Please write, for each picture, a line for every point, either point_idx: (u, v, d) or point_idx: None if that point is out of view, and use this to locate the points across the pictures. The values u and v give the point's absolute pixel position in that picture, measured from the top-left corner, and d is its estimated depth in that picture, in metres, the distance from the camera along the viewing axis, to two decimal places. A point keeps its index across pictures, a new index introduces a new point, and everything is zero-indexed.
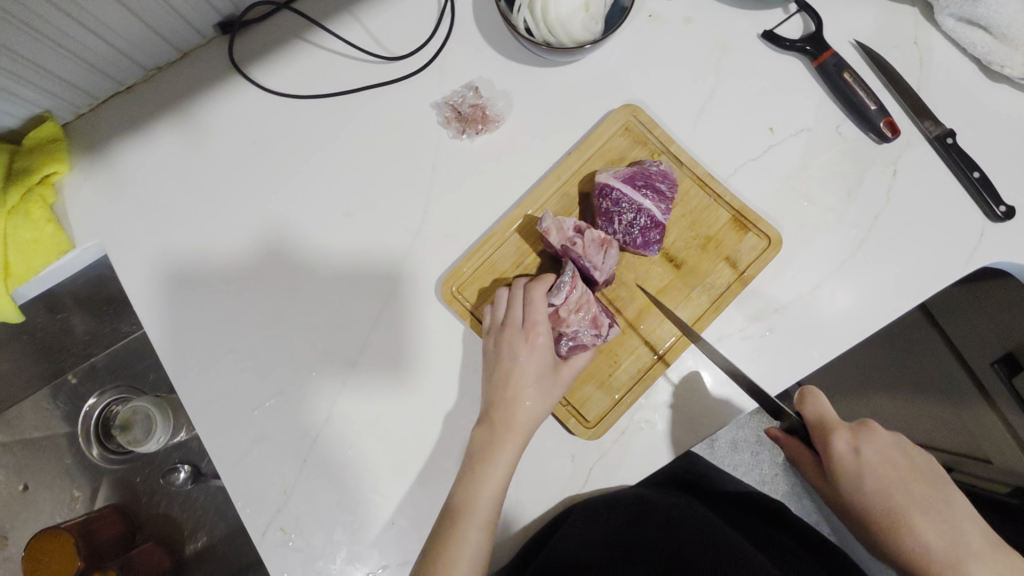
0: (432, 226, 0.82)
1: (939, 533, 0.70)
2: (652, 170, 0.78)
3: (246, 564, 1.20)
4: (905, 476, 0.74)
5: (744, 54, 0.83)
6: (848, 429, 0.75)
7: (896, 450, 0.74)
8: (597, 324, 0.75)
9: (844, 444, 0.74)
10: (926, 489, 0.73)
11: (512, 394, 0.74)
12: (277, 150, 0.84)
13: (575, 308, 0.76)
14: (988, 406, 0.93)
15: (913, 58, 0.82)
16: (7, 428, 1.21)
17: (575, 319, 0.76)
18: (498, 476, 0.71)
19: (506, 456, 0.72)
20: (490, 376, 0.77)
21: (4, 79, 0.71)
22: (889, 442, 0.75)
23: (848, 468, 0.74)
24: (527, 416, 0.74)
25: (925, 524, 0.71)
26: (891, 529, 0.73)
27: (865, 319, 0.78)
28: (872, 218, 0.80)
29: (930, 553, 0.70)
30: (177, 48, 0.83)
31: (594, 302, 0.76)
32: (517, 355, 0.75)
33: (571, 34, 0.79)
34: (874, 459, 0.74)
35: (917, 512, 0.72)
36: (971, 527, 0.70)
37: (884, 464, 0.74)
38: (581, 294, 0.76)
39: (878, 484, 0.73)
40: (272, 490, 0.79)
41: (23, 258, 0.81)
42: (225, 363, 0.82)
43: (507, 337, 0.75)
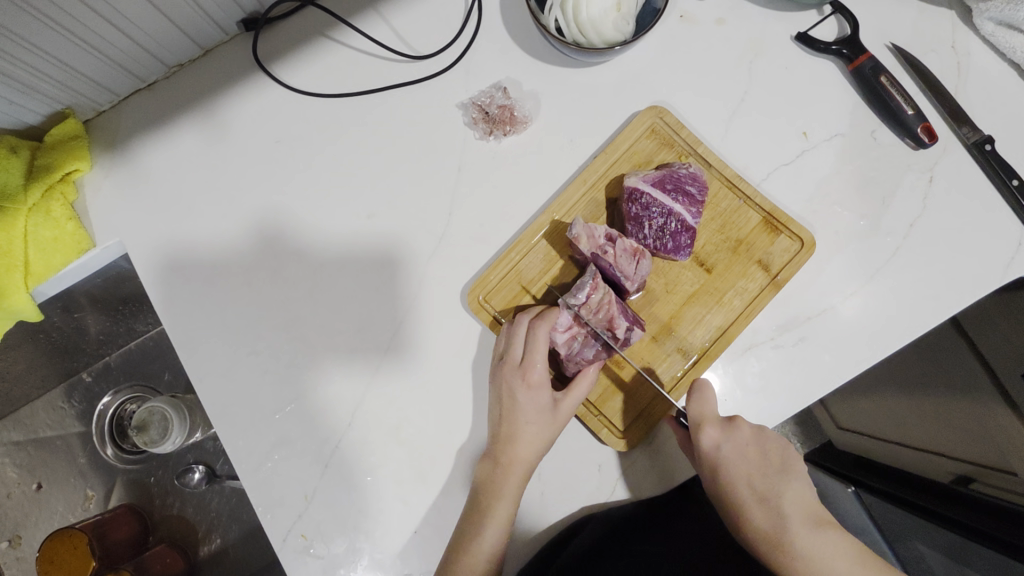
0: (458, 228, 0.81)
1: (771, 519, 0.69)
2: (682, 172, 0.76)
3: (269, 562, 1.18)
4: (754, 467, 0.71)
5: (778, 56, 0.81)
6: (712, 423, 0.70)
7: (752, 444, 0.71)
8: (613, 324, 0.74)
9: (708, 442, 0.70)
10: (769, 477, 0.71)
11: (509, 431, 0.73)
12: (300, 148, 0.83)
13: (594, 308, 0.75)
14: (1008, 411, 0.89)
15: (950, 62, 0.80)
16: (20, 427, 1.20)
17: (592, 320, 0.75)
18: (503, 512, 0.71)
19: (507, 492, 0.72)
20: (492, 411, 0.75)
21: (26, 73, 0.70)
22: (748, 435, 0.72)
23: (708, 463, 0.70)
24: (529, 450, 0.73)
25: (759, 509, 0.70)
26: (734, 514, 0.71)
27: (901, 328, 0.76)
28: (907, 226, 0.78)
29: (760, 536, 0.69)
30: (200, 45, 0.82)
31: (615, 302, 0.74)
32: (516, 394, 0.73)
33: (601, 35, 0.77)
34: (731, 455, 0.70)
35: (753, 498, 0.71)
36: (801, 515, 0.69)
37: (738, 457, 0.70)
38: (603, 296, 0.75)
39: (724, 476, 0.70)
40: (292, 495, 0.77)
41: (43, 256, 0.79)
42: (247, 366, 0.80)
43: (505, 374, 0.74)
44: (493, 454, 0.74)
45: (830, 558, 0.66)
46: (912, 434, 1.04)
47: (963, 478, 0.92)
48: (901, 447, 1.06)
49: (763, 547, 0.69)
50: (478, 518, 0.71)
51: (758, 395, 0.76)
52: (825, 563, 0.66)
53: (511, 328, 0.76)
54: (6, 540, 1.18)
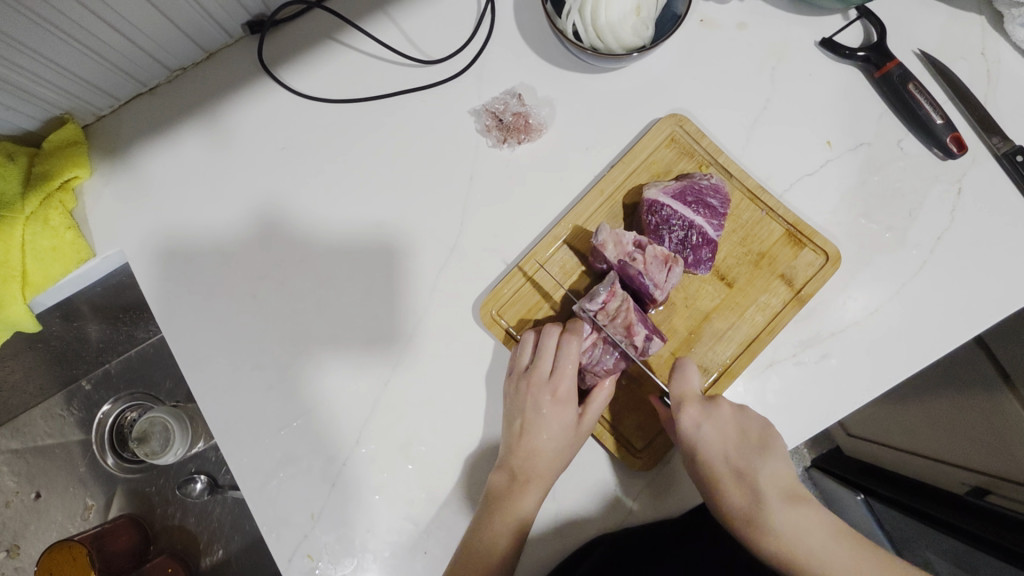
0: (470, 239, 0.79)
1: (747, 497, 0.65)
2: (703, 183, 0.74)
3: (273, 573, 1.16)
4: (733, 444, 0.67)
5: (801, 62, 0.79)
6: (694, 401, 0.68)
7: (732, 421, 0.69)
8: (630, 332, 0.71)
9: (686, 418, 0.68)
10: (749, 455, 0.67)
11: (530, 445, 0.71)
12: (306, 155, 0.81)
13: (611, 315, 0.72)
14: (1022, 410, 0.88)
15: (980, 69, 0.78)
16: (19, 435, 1.18)
17: (609, 327, 0.72)
18: (516, 525, 0.69)
19: (523, 505, 0.69)
20: (510, 423, 0.73)
21: (22, 78, 0.67)
22: (728, 414, 0.69)
23: (686, 441, 0.68)
24: (549, 464, 0.71)
25: (734, 487, 0.66)
26: (709, 493, 0.67)
27: (928, 345, 0.74)
28: (935, 239, 0.75)
29: (736, 515, 0.66)
30: (203, 48, 0.79)
31: (632, 309, 0.72)
32: (541, 408, 0.72)
33: (620, 40, 0.75)
34: (709, 432, 0.67)
35: (730, 476, 0.67)
36: (778, 492, 0.65)
37: (715, 434, 0.67)
38: (621, 303, 0.72)
39: (701, 454, 0.67)
40: (298, 514, 0.75)
41: (41, 266, 0.77)
42: (251, 380, 0.78)
43: (533, 387, 0.72)
44: (509, 465, 0.71)
45: (807, 535, 0.62)
46: (923, 446, 1.04)
47: (978, 489, 0.93)
48: (908, 456, 1.07)
49: (739, 525, 0.65)
50: (489, 536, 0.68)
51: (778, 413, 0.74)
52: (803, 538, 0.63)
53: (537, 340, 0.74)
54: (4, 550, 1.16)
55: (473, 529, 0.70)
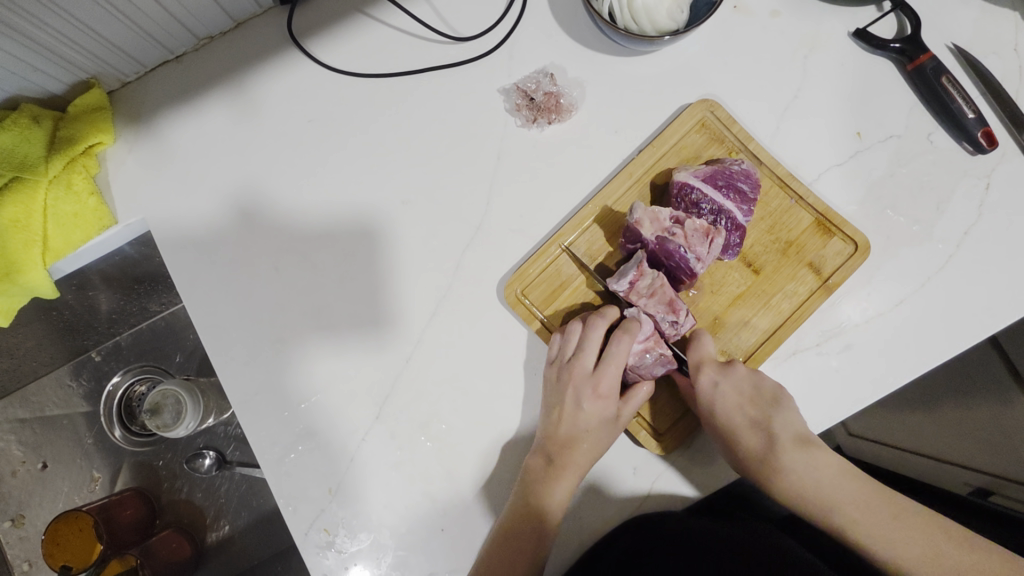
0: (496, 218, 0.78)
1: (764, 445, 0.70)
2: (734, 168, 0.73)
3: (281, 549, 1.16)
4: (746, 399, 0.70)
5: (835, 51, 0.78)
6: (711, 363, 0.71)
7: (746, 379, 0.71)
8: (674, 309, 0.72)
9: (706, 380, 0.70)
10: (762, 408, 0.71)
11: (567, 432, 0.72)
12: (334, 129, 0.80)
13: (644, 293, 0.73)
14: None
15: (1013, 65, 0.77)
16: (27, 404, 1.16)
17: (649, 305, 0.72)
18: (554, 507, 0.69)
19: (558, 489, 0.70)
20: (547, 409, 0.74)
21: (51, 38, 0.67)
22: (742, 376, 0.71)
23: (706, 401, 0.70)
24: (587, 451, 0.72)
25: (749, 434, 0.70)
26: (727, 444, 0.71)
27: (951, 339, 0.74)
28: (962, 234, 0.75)
29: (749, 458, 0.70)
30: (232, 17, 0.78)
31: (668, 285, 0.72)
32: (581, 394, 0.73)
33: (654, 22, 0.74)
34: (727, 392, 0.70)
35: (744, 423, 0.70)
36: (791, 439, 0.70)
37: (731, 392, 0.70)
38: (653, 279, 0.72)
39: (722, 415, 0.70)
40: (317, 488, 0.75)
41: (62, 231, 0.76)
42: (272, 352, 0.78)
43: (575, 378, 0.73)
44: (544, 450, 0.72)
45: (818, 474, 0.69)
46: (926, 445, 1.04)
47: (982, 489, 0.95)
48: (910, 455, 1.06)
49: (754, 470, 0.71)
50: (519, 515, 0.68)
51: (800, 401, 0.74)
52: (811, 476, 0.69)
53: (583, 330, 0.74)
54: (10, 519, 1.16)
55: (505, 518, 0.70)
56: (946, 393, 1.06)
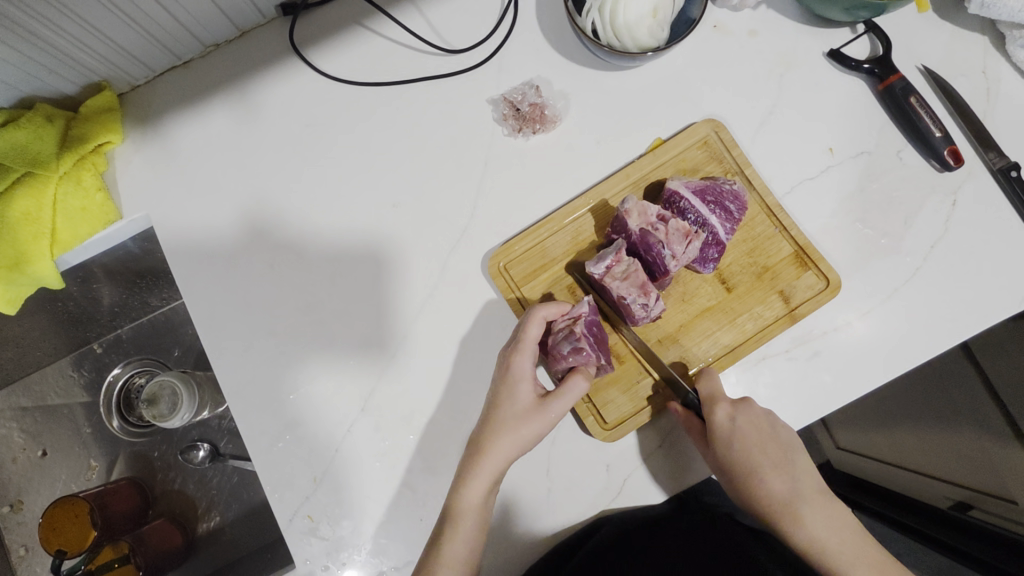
0: (481, 222, 0.82)
1: (784, 488, 0.73)
2: (725, 187, 0.76)
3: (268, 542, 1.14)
4: (767, 440, 0.71)
5: (808, 70, 0.82)
6: (725, 400, 0.71)
7: (764, 418, 0.72)
8: (646, 290, 0.72)
9: (723, 415, 0.70)
10: (779, 453, 0.72)
11: (485, 423, 0.71)
12: (330, 134, 0.84)
13: (619, 277, 0.74)
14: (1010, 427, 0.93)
15: (981, 87, 0.81)
16: (29, 393, 1.21)
17: (620, 285, 0.73)
18: (467, 509, 0.68)
19: (473, 489, 0.69)
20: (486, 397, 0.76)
21: (65, 42, 0.71)
22: (759, 416, 0.72)
23: (724, 437, 0.70)
24: (502, 446, 0.70)
25: (775, 480, 0.73)
26: (751, 485, 0.73)
27: (916, 347, 0.76)
28: (929, 247, 0.78)
29: (771, 500, 0.73)
30: (237, 27, 0.83)
31: (641, 271, 0.73)
32: (501, 377, 0.73)
33: (636, 39, 0.78)
34: (746, 427, 0.70)
35: (770, 468, 0.72)
36: (811, 488, 0.73)
37: (749, 432, 0.71)
38: (628, 266, 0.74)
39: (741, 458, 0.70)
40: (302, 477, 0.78)
41: (70, 225, 0.81)
42: (264, 344, 0.81)
43: (501, 358, 0.76)
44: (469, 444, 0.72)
45: (836, 528, 0.71)
46: (907, 458, 1.06)
47: (961, 504, 0.98)
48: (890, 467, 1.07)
49: (770, 509, 0.73)
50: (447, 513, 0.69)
51: (768, 405, 0.76)
52: (827, 529, 0.71)
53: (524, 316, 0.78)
54: (8, 504, 1.19)
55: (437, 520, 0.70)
56: (936, 413, 1.04)
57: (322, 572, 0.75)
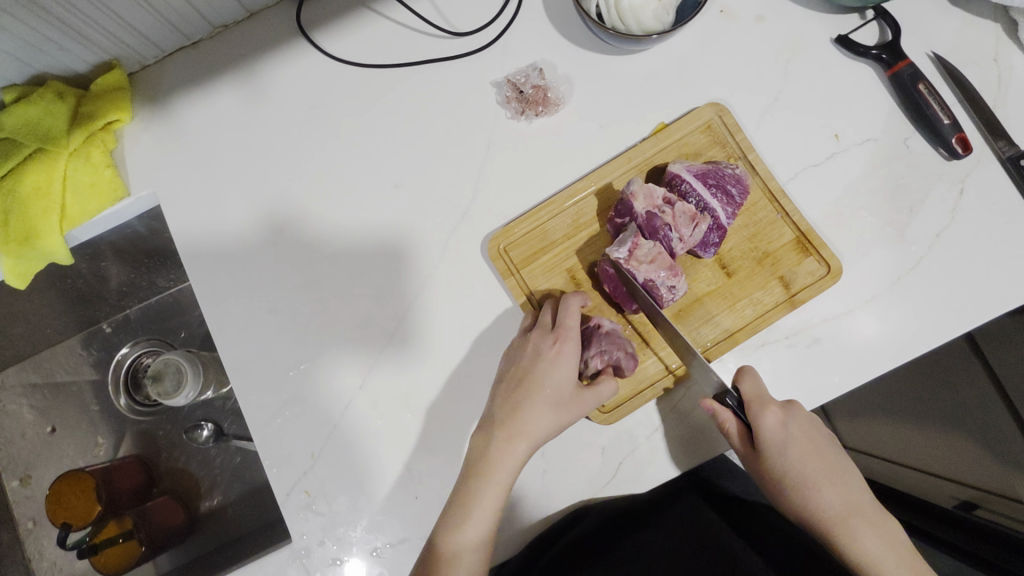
0: (482, 204, 0.83)
1: (842, 500, 0.72)
2: (727, 171, 0.75)
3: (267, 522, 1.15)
4: (812, 445, 0.72)
5: (816, 56, 0.81)
6: (774, 403, 0.71)
7: (811, 424, 0.72)
8: (675, 272, 0.73)
9: (772, 418, 0.70)
10: (827, 458, 0.73)
11: (518, 404, 0.72)
12: (334, 115, 0.85)
13: (644, 260, 0.72)
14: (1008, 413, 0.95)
15: (992, 75, 0.79)
16: (39, 369, 1.24)
17: (649, 269, 0.72)
18: (490, 496, 0.69)
19: (497, 474, 0.70)
20: (504, 374, 0.75)
21: (77, 20, 0.73)
22: (807, 421, 0.72)
23: (771, 439, 0.71)
24: (533, 430, 0.71)
25: (831, 490, 0.72)
26: (805, 492, 0.73)
27: (919, 337, 0.75)
28: (934, 236, 0.77)
29: (821, 511, 0.72)
30: (246, 7, 0.84)
31: (666, 253, 0.73)
32: (540, 357, 0.73)
33: (640, 23, 0.78)
34: (793, 431, 0.71)
35: (820, 476, 0.72)
36: (867, 502, 0.72)
37: (801, 436, 0.71)
38: (654, 248, 0.72)
39: (793, 459, 0.72)
40: (300, 452, 0.79)
41: (80, 201, 0.83)
42: (266, 322, 0.82)
43: (534, 339, 0.75)
44: (492, 426, 0.73)
45: (889, 544, 0.69)
46: (913, 457, 1.06)
47: (967, 503, 0.97)
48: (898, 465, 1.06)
49: (828, 523, 0.71)
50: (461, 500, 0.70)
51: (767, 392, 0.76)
52: (878, 544, 0.69)
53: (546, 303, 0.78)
54: (17, 478, 1.21)
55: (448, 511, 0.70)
56: (940, 414, 1.04)
57: (318, 547, 0.76)
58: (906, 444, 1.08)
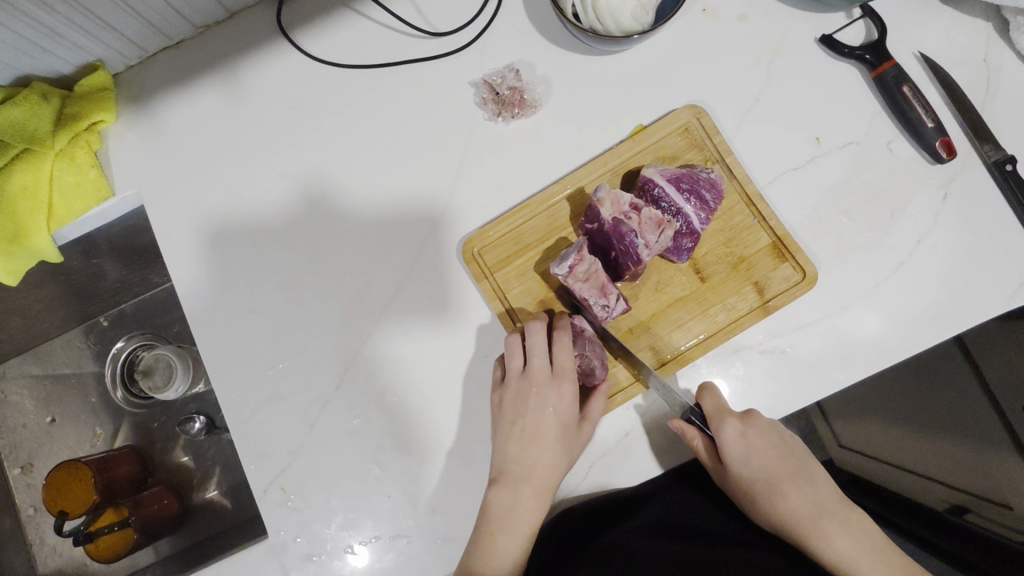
0: (459, 207, 0.83)
1: (809, 504, 0.72)
2: (701, 176, 0.75)
3: (253, 515, 1.17)
4: (775, 450, 0.72)
5: (799, 57, 0.80)
6: (733, 415, 0.71)
7: (770, 429, 0.72)
8: (605, 293, 0.72)
9: (733, 431, 0.70)
10: (791, 462, 0.74)
11: (530, 450, 0.74)
12: (314, 116, 0.86)
13: (581, 278, 0.72)
14: (998, 420, 0.96)
15: (980, 76, 0.77)
16: (40, 362, 1.28)
17: (583, 288, 0.72)
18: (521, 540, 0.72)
19: (523, 517, 0.73)
20: (506, 424, 0.76)
21: (57, 22, 0.74)
22: (767, 428, 0.72)
23: (735, 451, 0.71)
24: (549, 474, 0.74)
25: (797, 494, 0.72)
26: (772, 499, 0.73)
27: (896, 345, 0.74)
28: (914, 242, 0.76)
29: (793, 516, 0.72)
30: (227, 8, 0.84)
31: (602, 271, 0.72)
32: (546, 406, 0.77)
33: (619, 23, 0.77)
34: (754, 441, 0.71)
35: (788, 480, 0.73)
36: (833, 500, 0.72)
37: (762, 445, 0.71)
38: (590, 265, 0.72)
39: (756, 468, 0.72)
40: (277, 449, 0.80)
41: (66, 201, 0.84)
42: (245, 321, 0.83)
43: (536, 386, 0.76)
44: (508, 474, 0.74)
45: (861, 541, 0.69)
46: (901, 457, 1.07)
47: (957, 506, 0.97)
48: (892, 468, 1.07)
49: (797, 528, 0.72)
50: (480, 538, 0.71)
51: (740, 398, 0.75)
52: (852, 543, 0.69)
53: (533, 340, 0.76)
54: (19, 466, 1.26)
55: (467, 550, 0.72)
56: (930, 419, 1.04)
57: (293, 543, 0.78)
58: (898, 449, 1.07)
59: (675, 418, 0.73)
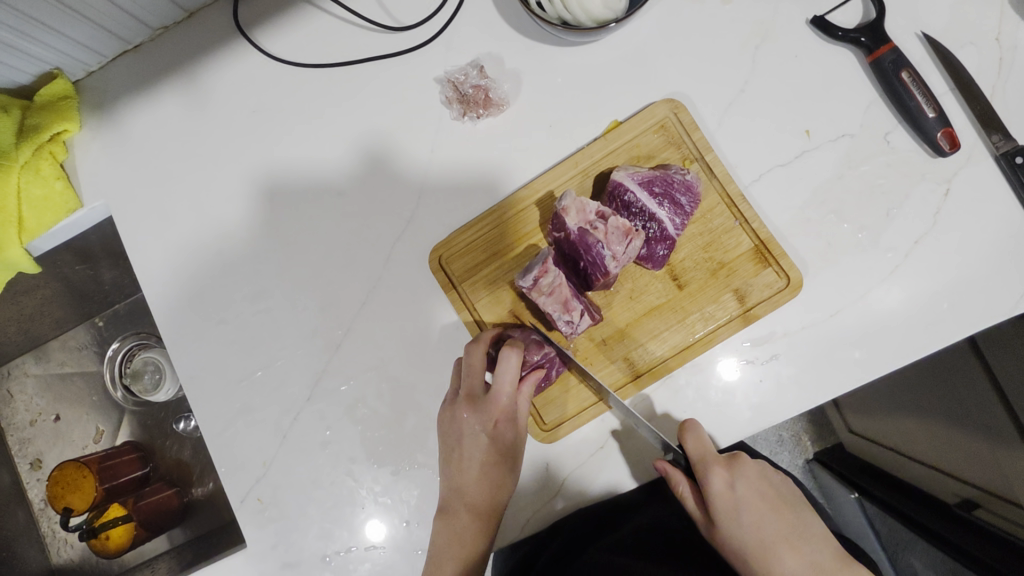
0: (427, 212, 0.80)
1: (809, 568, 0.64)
2: (676, 178, 0.71)
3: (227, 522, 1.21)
4: (766, 501, 0.68)
5: (788, 41, 0.73)
6: (718, 463, 0.67)
7: (760, 478, 0.69)
8: (569, 308, 0.71)
9: (719, 480, 0.67)
10: (789, 517, 0.67)
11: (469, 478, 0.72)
12: (278, 119, 0.82)
13: (546, 291, 0.71)
14: (1006, 415, 0.84)
15: (991, 57, 0.70)
16: (42, 361, 1.32)
17: (546, 302, 0.71)
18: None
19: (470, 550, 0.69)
20: (446, 448, 0.74)
21: (6, 34, 0.71)
22: (755, 476, 0.68)
23: (722, 503, 0.67)
24: (489, 502, 0.72)
25: (794, 557, 0.65)
26: (767, 564, 0.65)
27: (888, 355, 0.70)
28: (911, 243, 0.71)
29: None
30: (183, 7, 0.80)
31: (566, 285, 0.71)
32: (478, 430, 0.73)
33: (589, 12, 0.70)
34: (744, 491, 0.67)
35: (784, 540, 0.66)
36: (835, 560, 0.64)
37: (750, 496, 0.67)
38: (554, 278, 0.71)
39: (749, 526, 0.66)
40: (253, 460, 0.81)
41: (35, 214, 0.83)
42: (216, 333, 0.83)
43: (468, 411, 0.73)
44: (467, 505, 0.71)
45: None
46: (914, 448, 1.01)
47: (968, 501, 0.91)
48: (903, 457, 1.03)
49: None
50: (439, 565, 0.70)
51: (720, 411, 0.72)
52: None
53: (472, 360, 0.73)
54: (29, 462, 1.31)
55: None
56: (943, 412, 0.94)
57: (272, 552, 0.79)
58: (911, 440, 1.01)
59: (660, 461, 0.71)
